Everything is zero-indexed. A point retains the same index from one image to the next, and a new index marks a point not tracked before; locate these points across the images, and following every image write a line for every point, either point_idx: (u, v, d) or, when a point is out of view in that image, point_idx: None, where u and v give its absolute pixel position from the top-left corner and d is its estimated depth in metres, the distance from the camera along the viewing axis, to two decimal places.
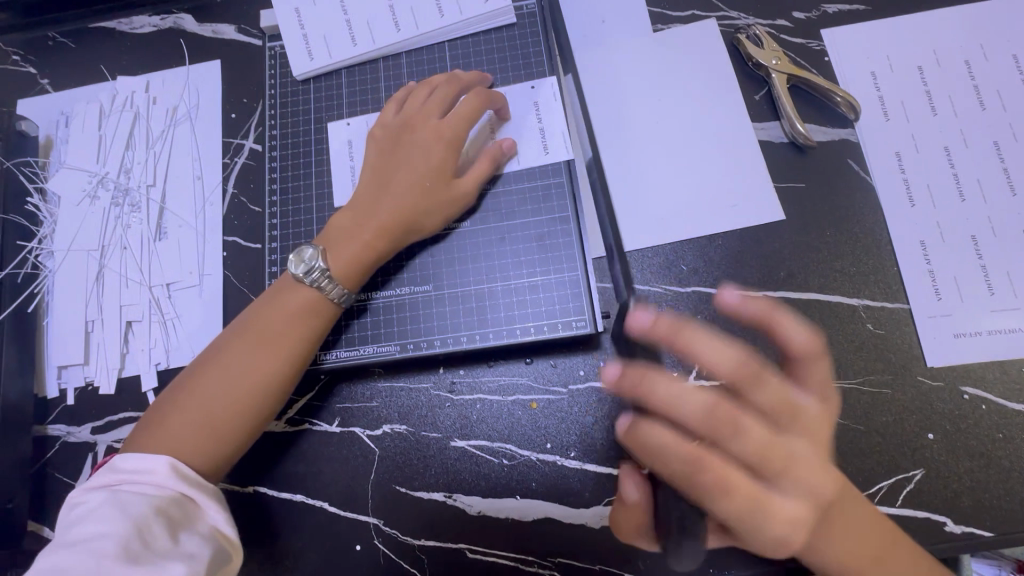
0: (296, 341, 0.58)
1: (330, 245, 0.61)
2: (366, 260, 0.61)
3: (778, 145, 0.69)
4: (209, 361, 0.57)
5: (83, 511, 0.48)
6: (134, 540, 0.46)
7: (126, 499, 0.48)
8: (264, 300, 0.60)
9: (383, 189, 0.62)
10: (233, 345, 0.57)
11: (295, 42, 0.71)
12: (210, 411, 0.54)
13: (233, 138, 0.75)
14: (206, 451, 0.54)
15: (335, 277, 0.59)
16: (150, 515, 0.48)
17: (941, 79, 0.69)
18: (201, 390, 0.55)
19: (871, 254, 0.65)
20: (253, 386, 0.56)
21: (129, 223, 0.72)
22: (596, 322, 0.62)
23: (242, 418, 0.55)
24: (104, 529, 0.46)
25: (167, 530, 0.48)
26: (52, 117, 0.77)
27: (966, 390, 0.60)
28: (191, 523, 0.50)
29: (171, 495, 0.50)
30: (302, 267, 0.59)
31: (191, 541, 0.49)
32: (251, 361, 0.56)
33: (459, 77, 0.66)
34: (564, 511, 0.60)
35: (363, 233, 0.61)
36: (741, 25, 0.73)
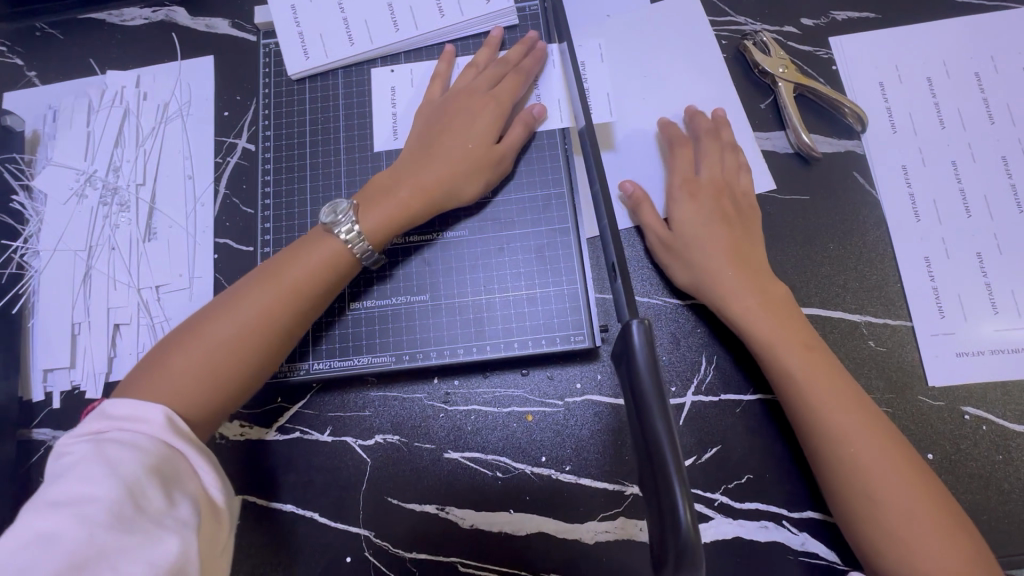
0: (315, 290, 0.56)
1: (364, 202, 0.59)
2: (402, 220, 0.59)
3: (783, 155, 0.67)
4: (222, 306, 0.54)
5: (68, 466, 0.43)
6: (124, 504, 0.41)
7: (113, 455, 0.43)
8: (289, 249, 0.58)
9: (424, 150, 0.61)
10: (250, 291, 0.54)
11: (290, 39, 0.69)
12: (219, 355, 0.51)
13: (226, 137, 0.73)
14: (208, 400, 0.51)
15: (366, 235, 0.57)
16: (141, 476, 0.43)
17: (950, 91, 0.68)
18: (211, 333, 0.52)
19: (875, 270, 0.64)
20: (268, 331, 0.53)
21: (118, 223, 0.70)
22: (595, 335, 0.61)
23: (250, 364, 0.53)
24: (91, 491, 0.41)
25: (160, 492, 0.43)
26: (39, 112, 0.75)
27: (967, 410, 0.59)
28: (183, 484, 0.45)
29: (164, 453, 0.45)
30: (332, 220, 0.57)
31: (184, 505, 0.44)
32: (268, 306, 0.54)
33: (508, 57, 0.65)
34: (558, 526, 0.59)
35: (401, 190, 0.59)
36: (748, 31, 0.71)
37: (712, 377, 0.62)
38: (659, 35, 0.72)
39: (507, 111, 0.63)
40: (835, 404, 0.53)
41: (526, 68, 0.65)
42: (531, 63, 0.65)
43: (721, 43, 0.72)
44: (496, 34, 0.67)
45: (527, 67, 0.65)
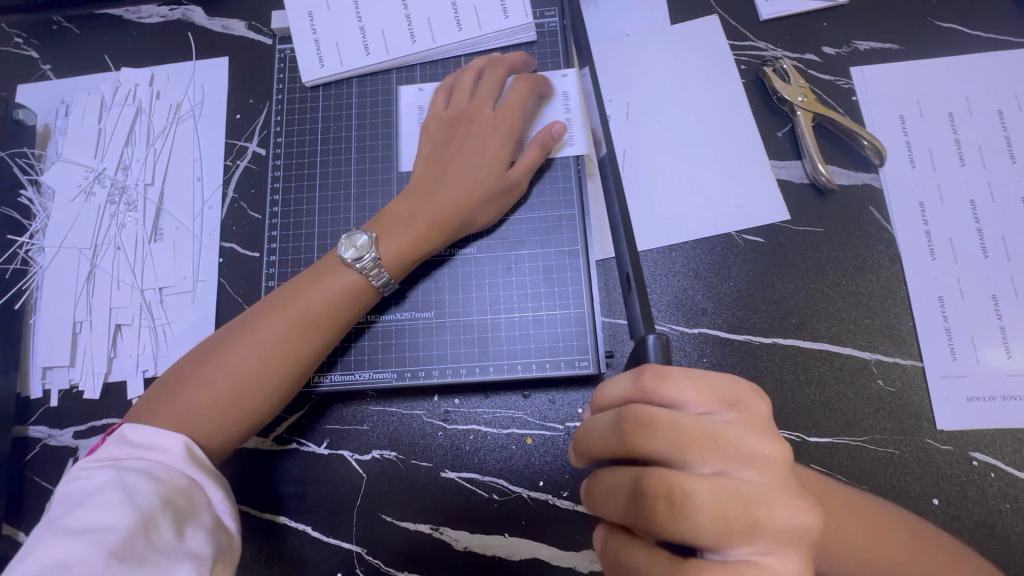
0: (332, 323, 0.56)
1: (381, 232, 0.59)
2: (418, 252, 0.59)
3: (799, 185, 0.66)
4: (239, 333, 0.54)
5: (86, 492, 0.44)
6: (137, 535, 0.42)
7: (131, 484, 0.44)
8: (305, 276, 0.57)
9: (437, 181, 0.60)
10: (266, 321, 0.54)
11: (306, 46, 0.69)
12: (233, 388, 0.52)
13: (237, 140, 0.72)
14: (226, 430, 0.52)
15: (384, 265, 0.57)
16: (156, 507, 0.43)
17: (972, 128, 0.66)
18: (228, 364, 0.52)
19: (887, 307, 0.63)
20: (283, 366, 0.53)
21: (124, 222, 0.70)
22: (600, 361, 0.60)
23: (265, 398, 0.53)
24: (108, 521, 0.42)
25: (173, 523, 0.44)
26: (51, 106, 0.74)
27: (975, 456, 0.58)
28: (196, 516, 0.46)
29: (179, 483, 0.46)
30: (352, 253, 0.57)
31: (194, 537, 0.44)
32: (284, 339, 0.54)
33: (518, 77, 0.64)
34: (553, 552, 0.59)
35: (418, 223, 0.59)
36: (768, 57, 0.70)
37: None
38: (676, 55, 0.71)
39: (517, 132, 0.62)
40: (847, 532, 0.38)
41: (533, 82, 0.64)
42: (544, 82, 0.64)
43: (741, 68, 0.71)
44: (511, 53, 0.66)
45: (534, 84, 0.64)
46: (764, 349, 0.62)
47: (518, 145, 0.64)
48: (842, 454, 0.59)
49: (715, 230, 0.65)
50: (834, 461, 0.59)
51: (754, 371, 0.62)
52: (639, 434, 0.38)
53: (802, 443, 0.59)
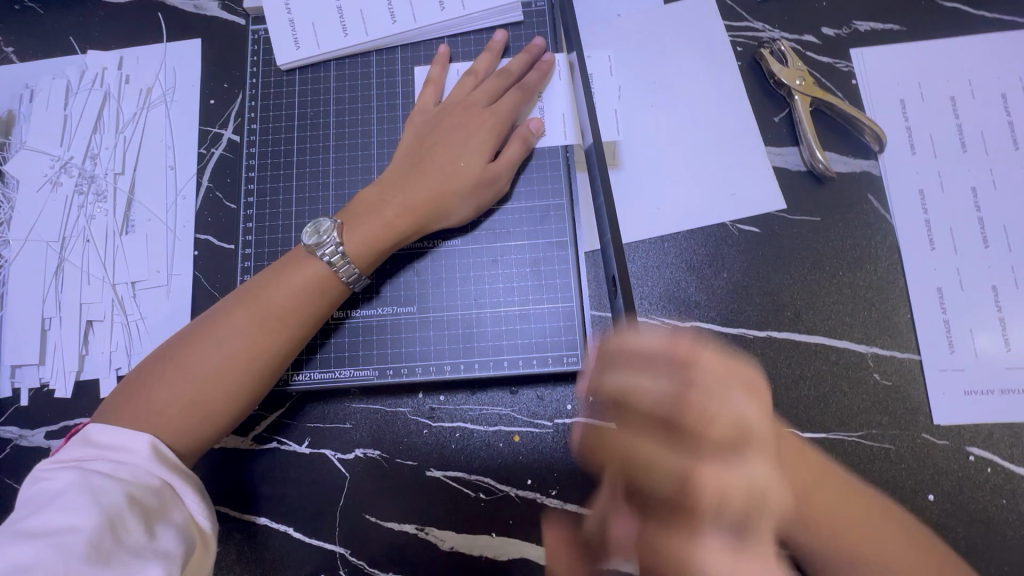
0: (303, 316, 0.53)
1: (349, 219, 0.56)
2: (387, 242, 0.56)
3: (795, 173, 0.64)
4: (204, 327, 0.52)
5: (48, 494, 0.42)
6: (104, 536, 0.40)
7: (96, 483, 0.42)
8: (273, 268, 0.55)
9: (411, 171, 0.58)
10: (231, 315, 0.52)
11: (281, 27, 0.65)
12: (199, 386, 0.49)
13: (210, 127, 0.69)
14: (192, 430, 0.49)
15: (350, 256, 0.54)
16: (124, 506, 0.42)
17: (974, 113, 0.64)
18: (192, 360, 0.50)
19: (884, 298, 0.61)
20: (249, 363, 0.51)
21: (93, 214, 0.67)
22: (589, 357, 0.59)
23: (234, 396, 0.51)
24: (72, 521, 0.40)
25: (143, 522, 0.42)
26: (15, 91, 0.71)
27: (972, 450, 0.57)
28: (166, 514, 0.44)
29: (147, 482, 0.45)
30: (314, 240, 0.54)
31: (165, 536, 0.43)
32: (250, 335, 0.51)
33: (510, 68, 0.61)
34: (541, 552, 0.57)
35: (385, 210, 0.56)
36: (765, 38, 0.67)
37: None
38: (670, 37, 0.68)
39: (504, 128, 0.59)
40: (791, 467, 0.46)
41: (529, 82, 0.60)
42: (536, 77, 0.61)
43: (737, 50, 0.68)
44: (498, 38, 0.63)
45: (531, 84, 0.60)
46: (758, 343, 0.60)
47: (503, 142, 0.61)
48: (837, 450, 0.57)
49: (708, 219, 0.63)
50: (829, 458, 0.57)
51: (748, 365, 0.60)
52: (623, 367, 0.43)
53: None
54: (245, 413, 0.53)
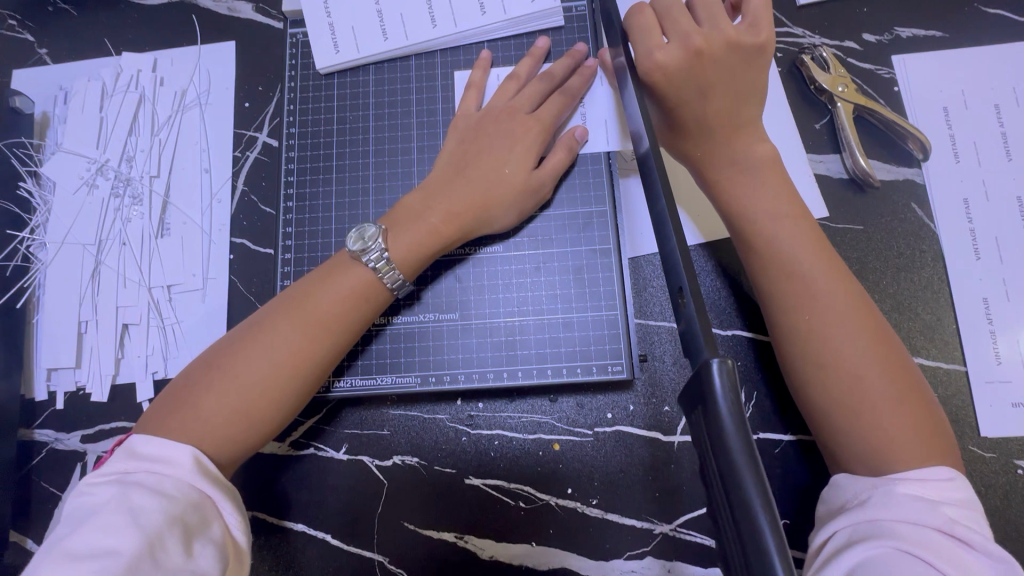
0: (348, 321, 0.53)
1: (394, 225, 0.56)
2: (431, 248, 0.56)
3: (838, 180, 0.63)
4: (250, 333, 0.52)
5: (91, 509, 0.42)
6: (142, 558, 0.39)
7: (135, 502, 0.42)
8: (317, 274, 0.55)
9: (455, 175, 0.57)
10: (278, 321, 0.52)
11: (320, 31, 0.65)
12: (243, 393, 0.49)
13: (247, 130, 0.69)
14: (237, 437, 0.49)
15: (395, 263, 0.54)
16: (162, 525, 0.41)
17: (1021, 121, 0.63)
18: (237, 367, 0.50)
19: (929, 308, 0.60)
20: (294, 370, 0.51)
21: (129, 217, 0.67)
22: (633, 366, 0.58)
23: (278, 404, 0.50)
24: (114, 543, 0.40)
25: (181, 542, 0.41)
26: (50, 92, 0.71)
27: (1020, 464, 0.56)
28: (205, 530, 0.44)
29: (186, 496, 0.44)
30: (359, 247, 0.54)
31: (202, 554, 0.42)
32: (296, 341, 0.51)
33: (553, 72, 0.61)
34: (581, 561, 0.57)
35: (430, 215, 0.56)
36: (807, 44, 0.67)
37: (752, 415, 0.59)
38: None
39: (548, 134, 0.59)
40: (829, 306, 0.48)
41: (573, 88, 0.60)
42: (579, 81, 0.61)
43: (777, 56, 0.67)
44: (541, 45, 0.63)
45: (573, 88, 0.60)
46: None
47: (546, 147, 0.61)
48: None
49: None
50: None
51: None
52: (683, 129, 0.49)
53: None
54: (287, 422, 0.53)
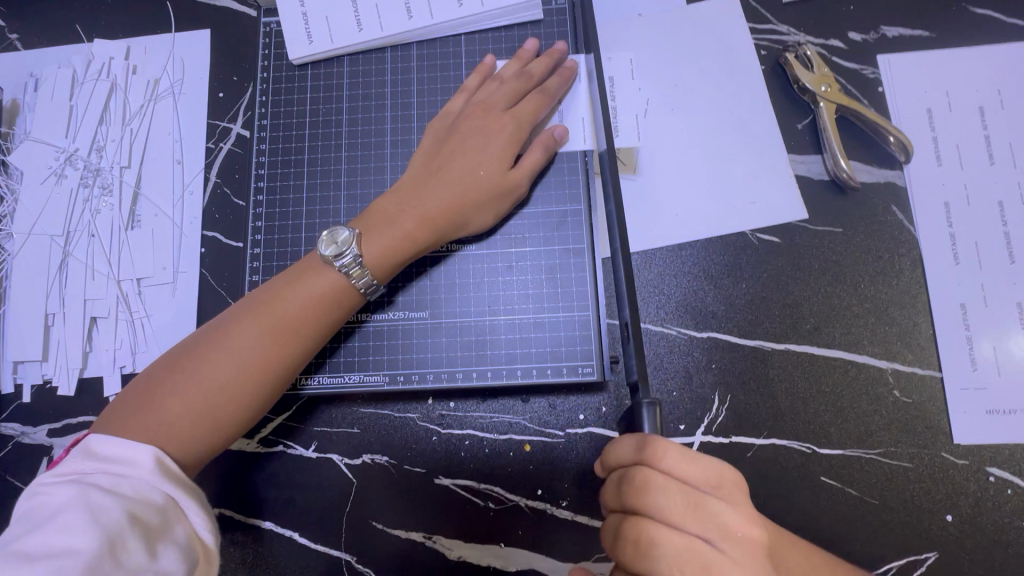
0: (318, 324, 0.52)
1: (366, 228, 0.54)
2: (403, 254, 0.55)
3: (817, 181, 0.62)
4: (215, 334, 0.51)
5: (45, 511, 0.41)
6: (102, 559, 0.39)
7: (96, 501, 0.41)
8: (287, 274, 0.54)
9: (430, 177, 0.56)
10: (244, 323, 0.51)
11: (293, 21, 0.64)
12: (209, 397, 0.48)
13: (220, 121, 0.67)
14: (201, 439, 0.48)
15: (367, 266, 0.53)
16: (123, 526, 0.40)
17: (1005, 125, 0.62)
18: (202, 370, 0.49)
19: (907, 313, 0.60)
20: (262, 373, 0.50)
21: (99, 208, 0.65)
22: (604, 367, 0.57)
23: (247, 405, 0.50)
24: (71, 543, 0.39)
25: (143, 543, 0.41)
26: (20, 79, 0.69)
27: (992, 471, 0.56)
28: (168, 531, 0.43)
29: (150, 497, 0.43)
30: (332, 250, 0.52)
31: (166, 555, 0.42)
32: (264, 345, 0.50)
33: (531, 71, 0.60)
34: (550, 563, 0.56)
35: (403, 218, 0.55)
36: (791, 42, 0.66)
37: (724, 418, 0.58)
38: (693, 38, 0.66)
39: (525, 134, 0.58)
40: None
41: (552, 85, 0.59)
42: (558, 82, 0.59)
43: (760, 54, 0.66)
44: (529, 47, 0.61)
45: (552, 88, 0.59)
46: (776, 355, 0.59)
47: (524, 146, 0.59)
48: (853, 466, 0.56)
49: (726, 227, 0.62)
50: (846, 474, 0.56)
51: (766, 379, 0.59)
52: (686, 466, 0.41)
53: (812, 456, 0.57)
54: (252, 423, 0.52)
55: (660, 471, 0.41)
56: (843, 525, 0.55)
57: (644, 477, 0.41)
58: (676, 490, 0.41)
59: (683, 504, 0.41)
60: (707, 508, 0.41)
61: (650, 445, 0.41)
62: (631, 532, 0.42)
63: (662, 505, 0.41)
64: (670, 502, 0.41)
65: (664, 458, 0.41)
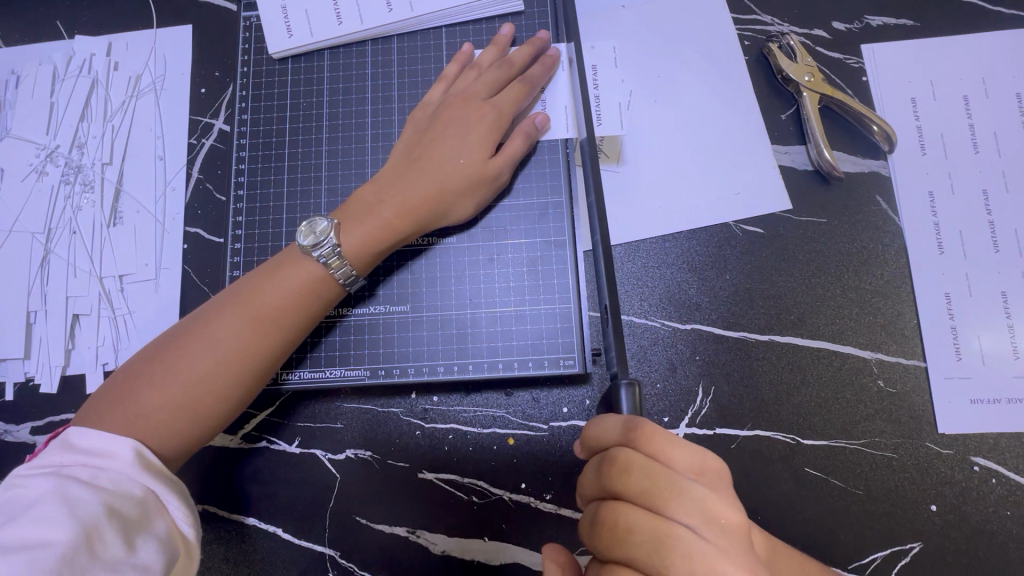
0: (298, 316, 0.52)
1: (346, 218, 0.54)
2: (384, 243, 0.54)
3: (801, 171, 0.62)
4: (194, 326, 0.50)
5: (21, 503, 0.40)
6: (79, 551, 0.38)
7: (74, 493, 0.41)
8: (267, 266, 0.54)
9: (411, 166, 0.56)
10: (223, 315, 0.50)
11: (274, 15, 0.63)
12: (188, 389, 0.48)
13: (201, 116, 0.67)
14: (180, 431, 0.48)
15: (347, 256, 0.53)
16: (101, 518, 0.40)
17: (988, 113, 0.62)
18: (180, 362, 0.49)
19: (891, 303, 0.59)
20: (241, 364, 0.50)
21: (81, 205, 0.65)
22: (587, 360, 0.57)
23: (227, 397, 0.50)
24: (47, 535, 0.38)
25: (122, 536, 0.40)
26: (1, 76, 0.69)
27: (976, 461, 0.55)
28: (148, 525, 0.43)
29: (130, 490, 0.43)
30: (311, 241, 0.52)
31: (145, 548, 0.41)
32: (242, 335, 0.50)
33: (513, 60, 0.59)
34: (535, 557, 0.56)
35: (383, 207, 0.54)
36: (774, 32, 0.65)
37: (708, 410, 0.58)
38: (676, 29, 0.66)
39: (506, 122, 0.58)
40: None
41: (534, 74, 0.59)
42: (540, 70, 0.59)
43: (744, 44, 0.66)
44: (504, 32, 0.61)
45: (534, 77, 0.59)
46: (759, 347, 0.59)
47: (506, 134, 0.59)
48: (838, 457, 0.56)
49: (709, 218, 0.62)
50: (830, 465, 0.56)
51: (749, 370, 0.58)
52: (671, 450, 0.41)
53: (796, 447, 0.57)
54: (233, 415, 0.52)
55: (644, 454, 0.41)
56: (827, 516, 0.55)
57: (625, 458, 0.41)
58: (658, 473, 0.40)
59: (664, 489, 0.40)
60: (692, 494, 0.40)
61: (636, 427, 0.41)
62: (609, 516, 0.41)
63: (643, 487, 0.40)
64: (651, 484, 0.40)
65: (650, 441, 0.41)
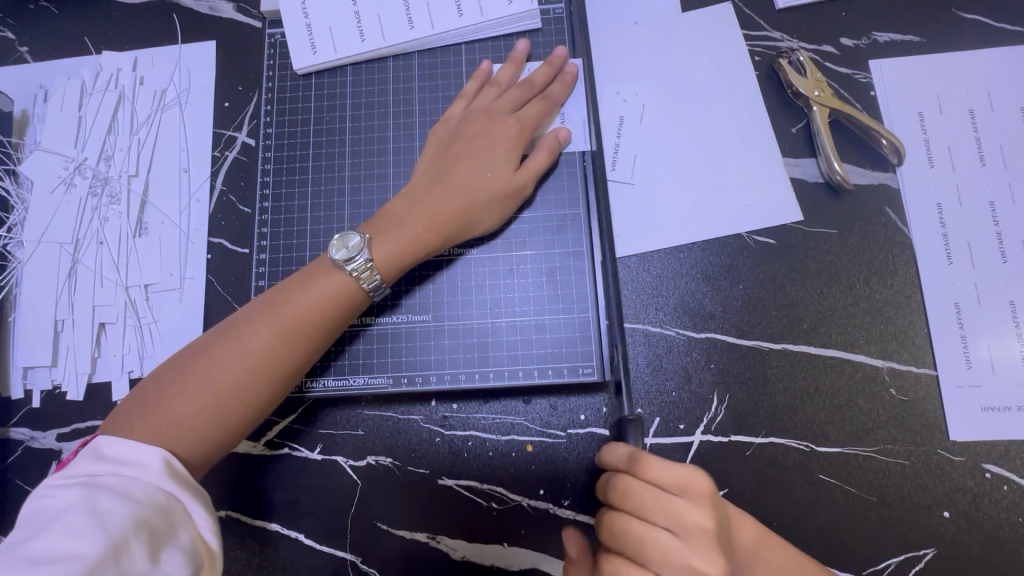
0: (323, 327, 0.53)
1: (376, 232, 0.56)
2: (414, 256, 0.56)
3: (812, 184, 0.64)
4: (223, 337, 0.52)
5: (50, 515, 0.41)
6: (106, 564, 0.38)
7: (103, 505, 0.41)
8: (294, 278, 0.55)
9: (438, 181, 0.58)
10: (251, 327, 0.52)
11: (298, 32, 0.65)
12: (216, 398, 0.49)
13: (225, 129, 0.69)
14: (207, 440, 0.49)
15: (378, 269, 0.54)
16: (129, 530, 0.40)
17: (995, 127, 0.64)
18: (209, 372, 0.50)
19: (902, 312, 0.61)
20: (268, 374, 0.51)
21: (107, 216, 0.67)
22: (604, 368, 0.59)
23: (254, 406, 0.51)
24: (75, 548, 0.38)
25: (147, 548, 0.40)
26: (30, 90, 0.71)
27: (988, 468, 0.56)
28: (174, 536, 0.43)
29: (156, 501, 0.43)
30: (343, 255, 0.54)
31: (170, 559, 0.41)
32: (270, 346, 0.51)
33: (532, 80, 0.61)
34: (553, 563, 0.57)
35: (412, 221, 0.56)
36: (784, 48, 0.67)
37: (723, 417, 0.59)
38: (688, 45, 0.68)
39: (527, 137, 0.59)
40: None
41: (553, 92, 0.61)
42: (559, 89, 0.61)
43: (755, 60, 0.67)
44: (521, 47, 0.63)
45: (553, 95, 0.61)
46: (773, 355, 0.60)
47: (527, 148, 0.61)
48: (852, 464, 0.57)
49: (723, 229, 0.63)
50: (845, 472, 0.57)
51: (763, 378, 0.60)
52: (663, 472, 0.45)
53: (810, 454, 0.58)
54: (257, 423, 0.53)
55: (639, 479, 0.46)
56: (842, 522, 0.56)
57: (622, 483, 0.46)
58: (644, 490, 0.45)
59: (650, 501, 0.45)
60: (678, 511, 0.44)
61: (636, 459, 0.46)
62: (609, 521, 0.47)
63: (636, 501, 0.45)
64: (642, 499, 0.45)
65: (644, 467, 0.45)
